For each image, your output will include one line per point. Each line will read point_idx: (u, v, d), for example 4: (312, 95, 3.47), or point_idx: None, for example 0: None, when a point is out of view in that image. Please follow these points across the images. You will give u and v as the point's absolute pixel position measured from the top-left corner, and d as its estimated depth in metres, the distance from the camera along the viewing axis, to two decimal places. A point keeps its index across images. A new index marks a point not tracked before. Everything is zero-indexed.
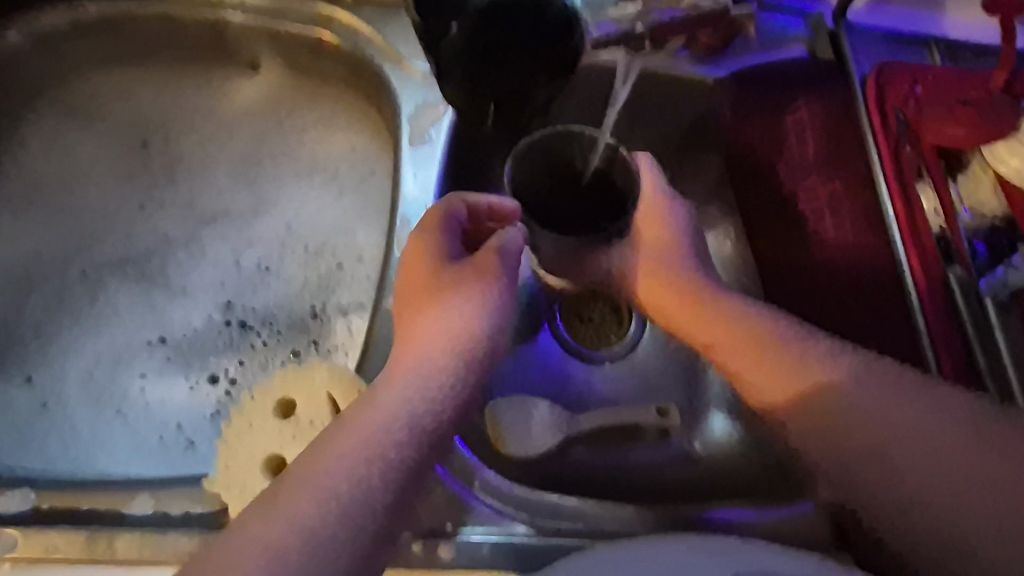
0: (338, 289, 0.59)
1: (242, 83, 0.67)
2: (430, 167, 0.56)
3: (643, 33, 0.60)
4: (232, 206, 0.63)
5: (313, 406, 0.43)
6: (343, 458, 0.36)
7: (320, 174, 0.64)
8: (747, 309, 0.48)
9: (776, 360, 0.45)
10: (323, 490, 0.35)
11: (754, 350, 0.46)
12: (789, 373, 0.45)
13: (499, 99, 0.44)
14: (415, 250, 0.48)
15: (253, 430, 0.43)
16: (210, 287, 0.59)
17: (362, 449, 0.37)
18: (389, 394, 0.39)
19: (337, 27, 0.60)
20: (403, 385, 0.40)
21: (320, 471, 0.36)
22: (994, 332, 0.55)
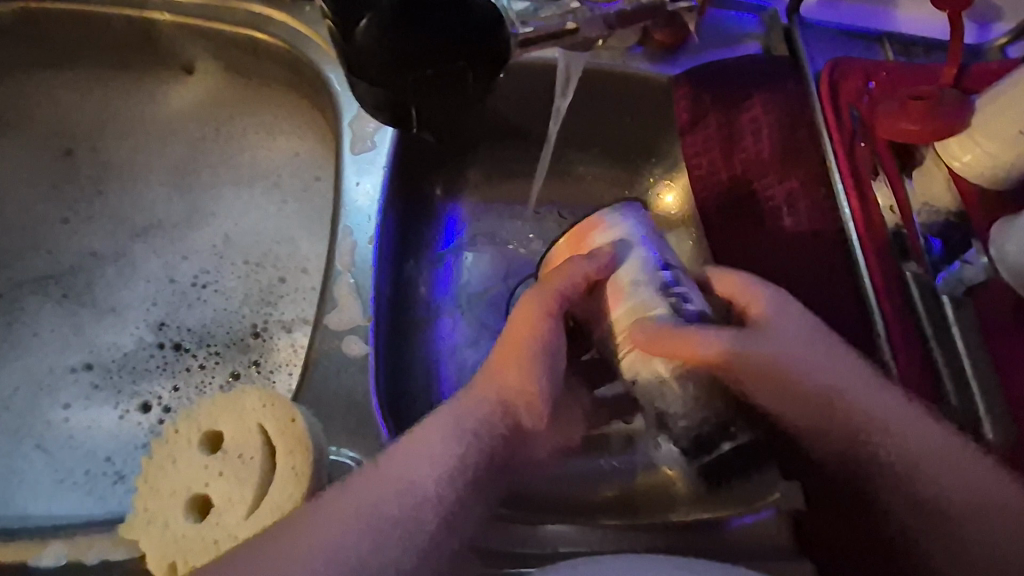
0: (281, 304, 0.56)
1: (176, 87, 0.63)
2: (375, 174, 0.54)
3: (575, 28, 0.53)
4: (167, 219, 0.59)
5: (244, 436, 0.40)
6: (394, 485, 0.39)
7: (262, 182, 0.61)
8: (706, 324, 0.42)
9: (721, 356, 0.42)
10: (369, 516, 0.38)
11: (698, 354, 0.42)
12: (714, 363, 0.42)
13: (419, 102, 0.41)
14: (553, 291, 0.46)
15: (176, 465, 0.40)
16: (141, 306, 0.55)
17: (406, 486, 0.39)
18: (440, 427, 0.42)
19: (275, 26, 0.56)
20: (468, 410, 0.43)
21: (366, 494, 0.39)
22: (949, 327, 0.54)
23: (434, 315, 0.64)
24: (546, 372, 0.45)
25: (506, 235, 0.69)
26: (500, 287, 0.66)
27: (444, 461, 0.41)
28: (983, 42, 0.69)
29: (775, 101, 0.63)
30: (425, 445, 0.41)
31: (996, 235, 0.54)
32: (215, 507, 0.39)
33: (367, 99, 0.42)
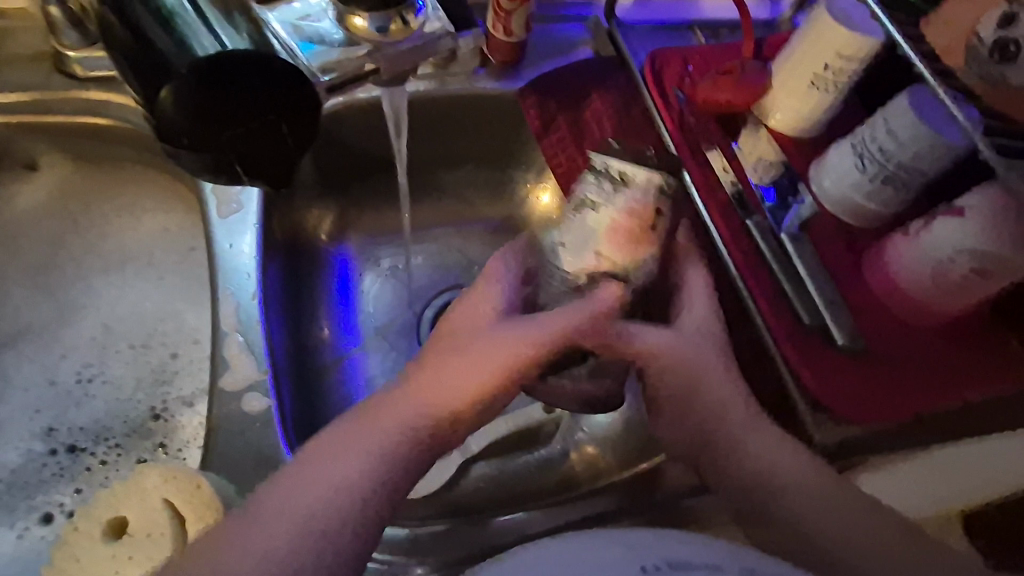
0: (178, 380, 0.55)
1: (21, 188, 0.60)
2: (246, 233, 0.54)
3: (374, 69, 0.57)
4: (38, 320, 0.57)
5: (147, 515, 0.42)
6: (310, 492, 0.42)
7: (136, 263, 0.60)
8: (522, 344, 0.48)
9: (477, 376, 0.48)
10: (255, 545, 0.39)
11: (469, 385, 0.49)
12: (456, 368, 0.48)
13: (243, 158, 0.43)
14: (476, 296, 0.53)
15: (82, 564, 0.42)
16: (24, 418, 0.53)
17: (323, 490, 0.42)
18: (345, 435, 0.45)
19: (114, 109, 0.56)
20: (378, 429, 0.45)
21: (286, 495, 0.41)
22: (793, 261, 0.59)
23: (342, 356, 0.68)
24: (518, 328, 0.48)
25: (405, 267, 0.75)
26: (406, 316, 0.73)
27: (375, 449, 0.44)
28: (776, 15, 0.79)
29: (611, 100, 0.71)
30: (352, 447, 0.44)
31: (813, 176, 0.63)
32: None
33: (195, 167, 0.44)
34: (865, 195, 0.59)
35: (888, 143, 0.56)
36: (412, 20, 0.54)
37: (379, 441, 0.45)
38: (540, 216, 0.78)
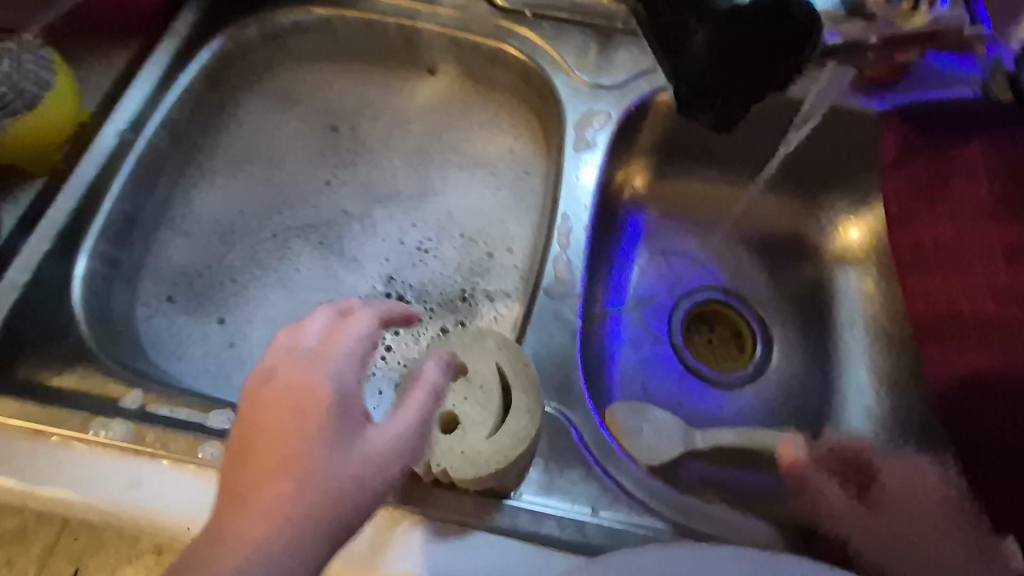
0: (489, 276, 0.63)
1: (422, 87, 0.72)
2: (590, 170, 0.60)
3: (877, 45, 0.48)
4: (404, 191, 0.67)
5: (478, 358, 0.45)
6: (296, 473, 0.33)
7: (482, 171, 0.68)
8: (313, 396, 0.35)
9: (297, 402, 0.35)
10: (299, 498, 0.33)
11: (257, 438, 0.34)
12: (293, 409, 0.34)
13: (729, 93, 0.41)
14: (280, 399, 0.35)
15: None
16: (377, 260, 0.63)
17: (297, 494, 0.33)
18: (268, 497, 0.32)
19: (518, 42, 0.67)
20: (266, 483, 0.33)
21: (283, 487, 0.33)
22: None
23: (609, 312, 0.71)
24: (317, 478, 0.33)
25: (681, 249, 0.77)
26: (667, 296, 0.75)
27: (338, 371, 0.36)
28: None
29: (991, 150, 0.60)
30: (261, 503, 0.32)
31: None
32: (460, 425, 0.42)
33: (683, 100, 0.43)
34: None
35: None
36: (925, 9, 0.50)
37: (309, 442, 0.34)
38: (840, 252, 0.74)
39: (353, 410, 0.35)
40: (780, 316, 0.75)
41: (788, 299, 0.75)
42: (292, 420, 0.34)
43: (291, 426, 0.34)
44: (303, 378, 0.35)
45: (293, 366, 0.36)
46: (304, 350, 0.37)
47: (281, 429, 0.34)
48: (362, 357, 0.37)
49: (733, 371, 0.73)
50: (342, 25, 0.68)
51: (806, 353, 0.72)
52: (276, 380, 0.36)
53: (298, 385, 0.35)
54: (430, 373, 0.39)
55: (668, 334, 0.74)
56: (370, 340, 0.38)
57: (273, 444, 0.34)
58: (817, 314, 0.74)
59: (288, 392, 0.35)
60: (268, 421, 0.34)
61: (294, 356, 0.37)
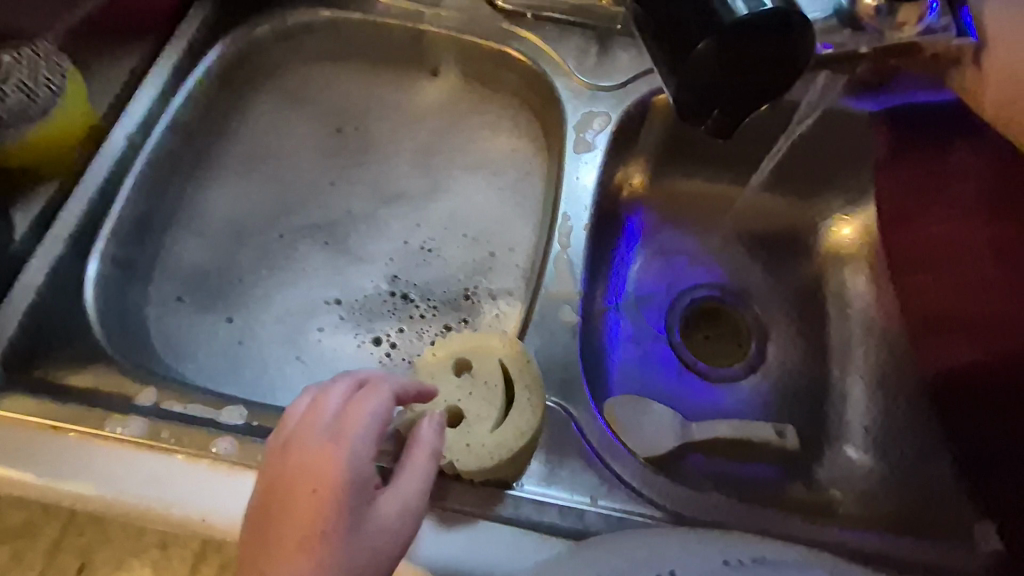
0: (492, 275, 0.64)
1: (429, 88, 0.72)
2: (588, 170, 0.61)
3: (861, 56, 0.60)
4: (408, 190, 0.68)
5: (481, 354, 0.46)
6: (317, 551, 0.34)
7: (486, 172, 0.69)
8: (330, 474, 0.36)
9: (315, 482, 0.36)
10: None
11: (276, 519, 0.36)
12: (311, 488, 0.36)
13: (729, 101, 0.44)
14: (297, 478, 0.37)
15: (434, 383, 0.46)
16: (382, 260, 0.64)
17: (317, 572, 0.34)
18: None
19: (520, 44, 0.68)
20: (286, 564, 0.34)
21: (306, 564, 0.34)
22: None
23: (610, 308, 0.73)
24: (338, 556, 0.34)
25: (678, 246, 0.78)
26: (664, 293, 0.77)
27: (355, 447, 0.38)
28: None
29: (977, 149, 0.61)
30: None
31: None
32: (465, 418, 0.44)
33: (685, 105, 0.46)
34: None
35: None
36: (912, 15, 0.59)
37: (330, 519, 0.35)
38: (836, 249, 0.75)
39: (369, 489, 0.37)
40: (777, 312, 0.76)
41: (785, 295, 0.77)
42: (311, 499, 0.36)
43: (309, 506, 0.35)
44: (321, 458, 0.37)
45: (309, 445, 0.38)
46: (321, 426, 0.39)
47: (300, 509, 0.35)
48: (375, 434, 0.39)
49: (731, 365, 0.75)
50: (347, 28, 0.69)
51: (804, 348, 0.74)
52: (294, 460, 0.37)
53: (316, 464, 0.37)
54: (437, 439, 0.41)
55: (666, 330, 0.75)
56: (383, 414, 0.40)
57: (292, 524, 0.35)
58: (814, 310, 0.75)
59: (304, 472, 0.37)
60: (288, 501, 0.36)
61: (310, 434, 0.38)
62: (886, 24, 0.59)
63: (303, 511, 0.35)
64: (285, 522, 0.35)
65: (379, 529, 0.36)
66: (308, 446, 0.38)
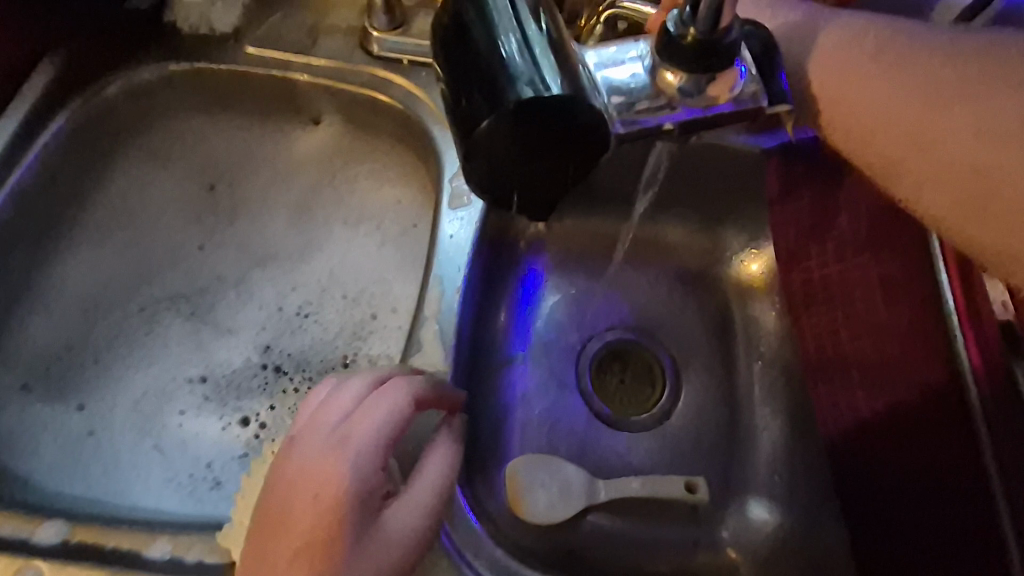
0: (371, 339, 0.60)
1: (305, 136, 0.69)
2: (467, 227, 0.58)
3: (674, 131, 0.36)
4: (281, 249, 0.64)
5: None
6: (318, 554, 0.39)
7: (366, 227, 0.66)
8: (335, 480, 0.40)
9: (320, 485, 0.41)
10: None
11: (281, 517, 0.40)
12: (315, 494, 0.40)
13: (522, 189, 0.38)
14: (305, 478, 0.41)
15: None
16: (253, 329, 0.60)
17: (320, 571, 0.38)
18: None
19: (392, 90, 0.64)
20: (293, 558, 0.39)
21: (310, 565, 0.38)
22: None
23: (510, 359, 0.71)
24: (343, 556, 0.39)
25: (587, 290, 0.75)
26: (572, 339, 0.73)
27: (360, 453, 0.42)
28: None
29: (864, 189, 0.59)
30: None
31: None
32: None
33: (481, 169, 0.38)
34: None
35: None
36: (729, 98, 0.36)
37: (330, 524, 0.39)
38: (743, 286, 0.74)
39: (374, 496, 0.41)
40: (692, 354, 0.73)
41: (697, 333, 0.74)
42: (316, 500, 0.40)
43: (313, 505, 0.40)
44: (331, 462, 0.41)
45: (319, 448, 0.42)
46: (334, 429, 0.43)
47: (304, 511, 0.40)
48: (384, 441, 0.43)
49: (640, 414, 0.71)
50: (213, 81, 0.66)
51: (715, 392, 0.71)
52: (304, 461, 0.42)
53: (324, 468, 0.41)
54: (446, 451, 0.48)
55: (575, 377, 0.72)
56: (394, 420, 0.44)
57: (295, 526, 0.40)
58: (726, 348, 0.72)
59: (310, 474, 0.41)
60: (295, 499, 0.41)
61: (316, 440, 0.43)
62: (694, 104, 0.35)
63: (304, 513, 0.40)
64: (289, 522, 0.40)
65: (380, 545, 0.40)
66: (316, 451, 0.42)
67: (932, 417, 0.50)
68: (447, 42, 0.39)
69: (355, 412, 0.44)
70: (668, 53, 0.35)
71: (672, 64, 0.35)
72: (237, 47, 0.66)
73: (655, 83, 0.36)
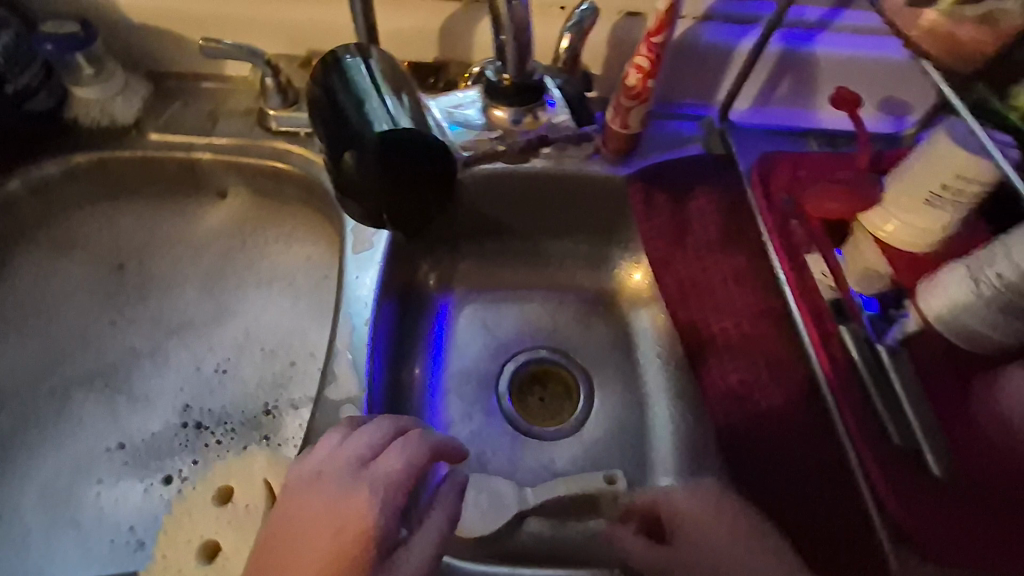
0: (291, 385, 0.64)
1: (214, 211, 0.74)
2: (372, 267, 0.64)
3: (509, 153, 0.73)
4: (197, 315, 0.67)
5: (247, 481, 0.46)
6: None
7: (279, 284, 0.70)
8: (355, 521, 0.42)
9: (335, 522, 0.41)
10: None
11: (290, 552, 0.41)
12: (327, 531, 0.41)
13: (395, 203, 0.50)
14: (320, 511, 0.42)
15: (192, 516, 0.45)
16: (173, 391, 0.62)
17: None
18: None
19: (291, 159, 0.71)
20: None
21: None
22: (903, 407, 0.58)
23: (428, 390, 0.75)
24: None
25: (497, 319, 0.82)
26: (489, 365, 0.79)
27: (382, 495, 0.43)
28: (900, 130, 0.81)
29: (703, 203, 0.73)
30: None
31: (921, 291, 0.59)
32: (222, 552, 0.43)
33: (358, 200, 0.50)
34: (986, 323, 0.54)
35: (1007, 271, 0.51)
36: (541, 117, 0.72)
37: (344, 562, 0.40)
38: (630, 291, 0.83)
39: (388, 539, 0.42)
40: (596, 363, 0.80)
41: (598, 344, 0.82)
42: (331, 536, 0.41)
43: (329, 542, 0.41)
44: (353, 501, 0.42)
45: (340, 483, 0.44)
46: (356, 467, 0.45)
47: (315, 547, 0.41)
48: (406, 486, 0.44)
49: (558, 424, 0.77)
50: (119, 170, 0.70)
51: (622, 393, 0.78)
52: (324, 494, 0.43)
53: (348, 504, 0.42)
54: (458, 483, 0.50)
55: (495, 398, 0.77)
56: (418, 461, 0.46)
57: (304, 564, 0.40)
58: (625, 353, 0.81)
59: (326, 507, 0.42)
60: (307, 533, 0.41)
61: (334, 473, 0.44)
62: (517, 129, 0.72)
63: (316, 551, 0.41)
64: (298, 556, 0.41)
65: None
66: (336, 489, 0.43)
67: (783, 363, 0.63)
68: (320, 109, 0.49)
69: (377, 451, 0.46)
70: (498, 99, 0.72)
71: (500, 108, 0.71)
72: (141, 137, 0.71)
73: (492, 118, 0.73)
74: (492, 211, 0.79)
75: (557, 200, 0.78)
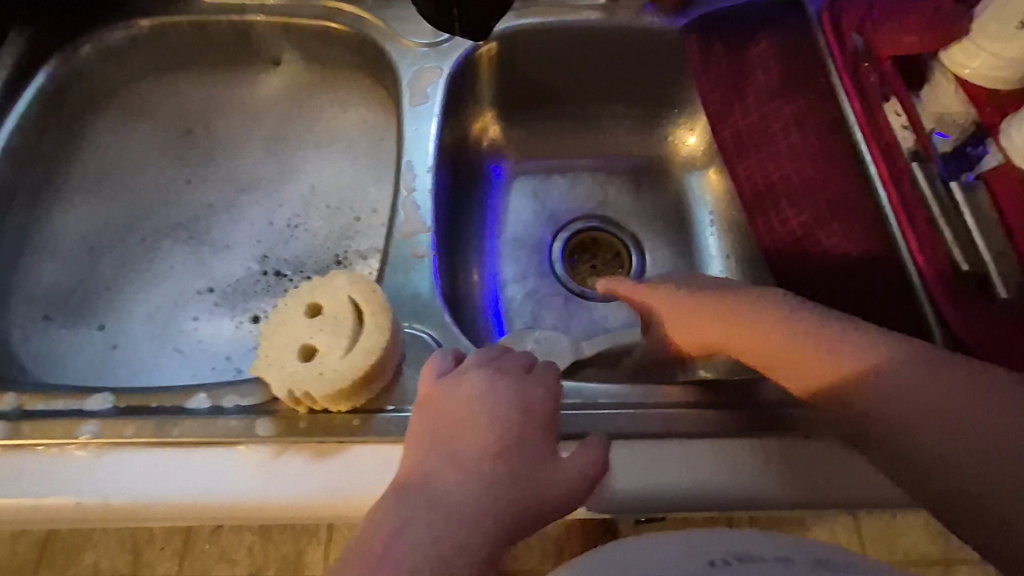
0: (358, 238, 0.67)
1: (269, 78, 0.74)
2: (429, 120, 0.65)
3: None
4: (265, 175, 0.70)
5: (333, 295, 0.49)
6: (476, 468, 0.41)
7: (338, 146, 0.72)
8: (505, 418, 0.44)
9: (489, 417, 0.44)
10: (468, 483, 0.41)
11: (450, 431, 0.44)
12: (479, 421, 0.44)
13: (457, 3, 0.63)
14: (470, 402, 0.45)
15: (286, 323, 0.48)
16: (250, 242, 0.66)
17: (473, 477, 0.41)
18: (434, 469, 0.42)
19: (343, 18, 0.70)
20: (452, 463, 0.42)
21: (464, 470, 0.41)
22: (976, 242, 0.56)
23: (485, 252, 0.78)
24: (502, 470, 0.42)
25: (549, 188, 0.82)
26: (543, 230, 0.80)
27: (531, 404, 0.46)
28: None
29: (767, 49, 0.69)
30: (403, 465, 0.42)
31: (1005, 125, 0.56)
32: (319, 353, 0.47)
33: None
34: None
35: None
36: None
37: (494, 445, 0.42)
38: (683, 156, 0.81)
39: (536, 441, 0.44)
40: (648, 231, 0.81)
41: (650, 212, 0.82)
42: (484, 425, 0.43)
43: (481, 428, 0.43)
44: (505, 402, 0.45)
45: (489, 388, 0.46)
46: (503, 377, 0.47)
47: (472, 430, 0.43)
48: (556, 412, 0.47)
49: None
50: (177, 34, 0.70)
51: (673, 259, 0.79)
52: (477, 393, 0.45)
53: (499, 405, 0.45)
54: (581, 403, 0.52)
55: (549, 261, 0.79)
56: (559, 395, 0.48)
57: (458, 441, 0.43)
58: (677, 221, 0.81)
59: (478, 398, 0.45)
60: (464, 418, 0.44)
61: (479, 378, 0.47)
62: None
63: (470, 434, 0.43)
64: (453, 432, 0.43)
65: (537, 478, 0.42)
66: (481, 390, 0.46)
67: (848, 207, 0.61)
68: None
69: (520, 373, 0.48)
70: None
71: None
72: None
73: None
74: (544, 74, 0.77)
75: (610, 59, 0.76)
